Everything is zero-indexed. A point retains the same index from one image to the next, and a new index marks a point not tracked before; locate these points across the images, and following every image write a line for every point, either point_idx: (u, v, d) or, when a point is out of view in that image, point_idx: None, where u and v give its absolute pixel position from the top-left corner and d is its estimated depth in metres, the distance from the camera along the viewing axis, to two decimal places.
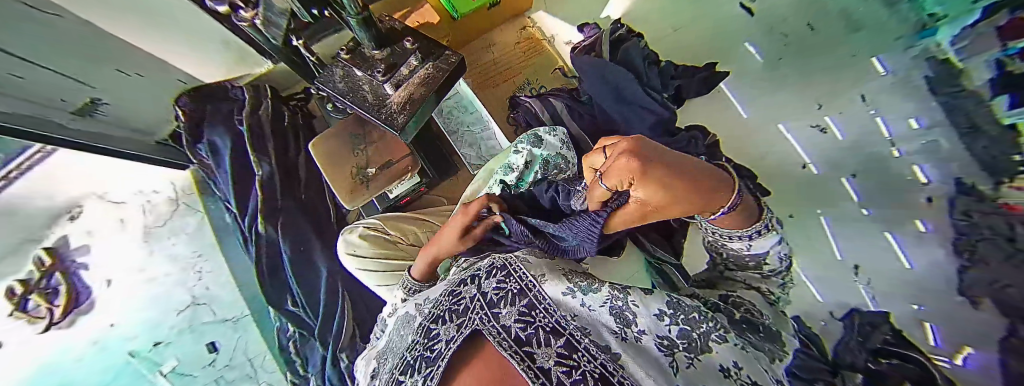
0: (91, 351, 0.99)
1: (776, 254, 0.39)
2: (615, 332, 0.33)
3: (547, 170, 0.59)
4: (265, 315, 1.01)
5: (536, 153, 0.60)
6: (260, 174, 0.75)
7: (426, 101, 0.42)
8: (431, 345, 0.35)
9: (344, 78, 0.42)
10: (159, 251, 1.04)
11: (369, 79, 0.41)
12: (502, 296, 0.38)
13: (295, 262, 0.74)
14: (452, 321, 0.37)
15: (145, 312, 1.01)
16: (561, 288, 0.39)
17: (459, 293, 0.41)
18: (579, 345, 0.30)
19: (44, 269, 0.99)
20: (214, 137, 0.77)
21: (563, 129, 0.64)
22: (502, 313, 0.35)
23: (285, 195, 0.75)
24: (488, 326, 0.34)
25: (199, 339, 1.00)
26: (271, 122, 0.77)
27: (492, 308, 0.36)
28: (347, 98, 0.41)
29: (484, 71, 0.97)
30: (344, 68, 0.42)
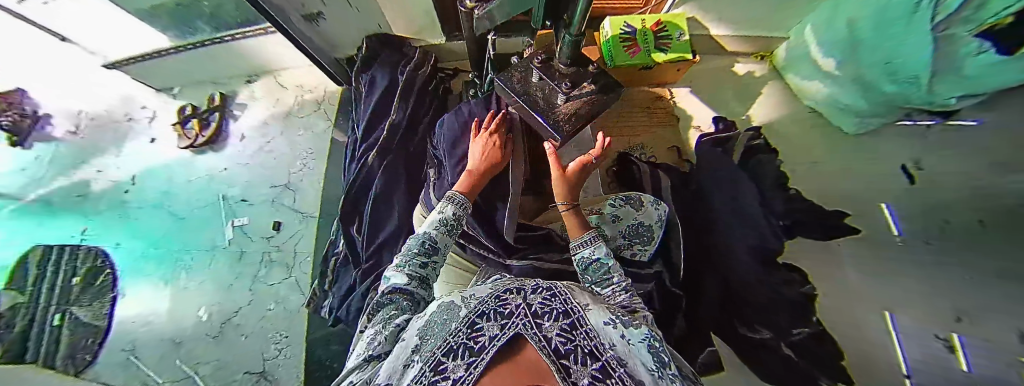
0: (203, 183, 1.22)
1: (621, 273, 0.50)
2: (650, 370, 0.29)
3: (630, 236, 0.63)
4: (327, 225, 1.15)
5: (631, 213, 0.64)
6: (392, 117, 0.88)
7: (581, 118, 0.61)
8: (475, 332, 0.30)
9: (522, 81, 0.65)
10: (284, 135, 1.27)
11: (544, 88, 0.62)
12: (546, 312, 0.31)
13: (376, 199, 0.82)
14: (495, 319, 0.30)
15: (251, 173, 1.23)
16: (598, 318, 0.33)
17: (501, 296, 0.34)
18: (614, 371, 0.27)
19: (211, 107, 1.28)
20: (376, 75, 0.94)
21: (665, 207, 0.65)
22: (545, 323, 0.29)
23: (402, 140, 0.87)
24: (535, 335, 0.28)
25: (273, 214, 1.17)
26: (422, 83, 0.93)
27: (536, 317, 0.30)
28: (520, 98, 0.62)
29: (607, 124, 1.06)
30: (525, 75, 0.65)
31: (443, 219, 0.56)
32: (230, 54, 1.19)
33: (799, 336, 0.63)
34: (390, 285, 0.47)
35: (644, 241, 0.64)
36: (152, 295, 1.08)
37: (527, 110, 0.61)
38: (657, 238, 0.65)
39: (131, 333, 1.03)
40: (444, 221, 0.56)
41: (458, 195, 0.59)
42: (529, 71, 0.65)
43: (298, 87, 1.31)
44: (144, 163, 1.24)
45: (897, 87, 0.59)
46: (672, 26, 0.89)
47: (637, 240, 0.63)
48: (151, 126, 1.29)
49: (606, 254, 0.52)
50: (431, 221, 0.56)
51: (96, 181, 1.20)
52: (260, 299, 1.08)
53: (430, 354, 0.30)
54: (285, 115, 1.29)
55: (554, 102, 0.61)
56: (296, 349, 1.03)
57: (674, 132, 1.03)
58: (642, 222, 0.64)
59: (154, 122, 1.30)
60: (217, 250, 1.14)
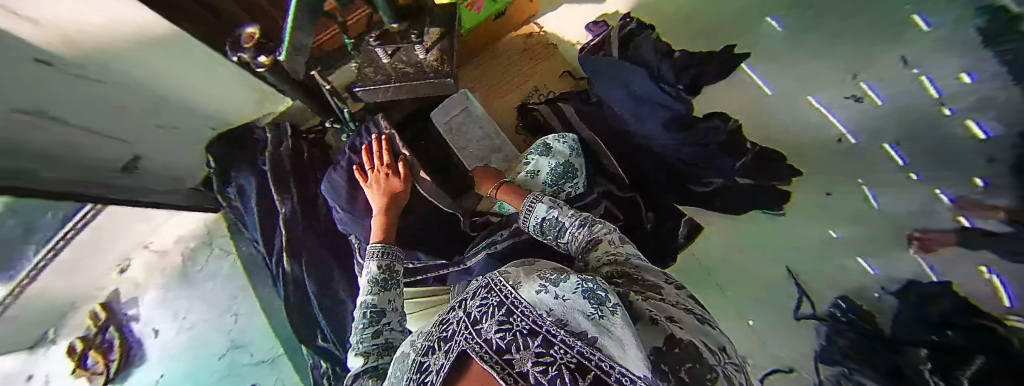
0: None
1: (568, 218, 0.50)
2: (590, 315, 0.25)
3: (558, 179, 0.62)
4: (298, 354, 1.02)
5: (544, 160, 0.63)
6: (282, 211, 0.78)
7: (450, 52, 0.61)
8: (422, 376, 0.27)
9: (379, 72, 0.59)
10: (196, 297, 1.08)
11: (402, 55, 0.58)
12: (482, 312, 0.28)
13: (320, 300, 0.74)
14: (439, 349, 0.28)
15: (186, 359, 1.04)
16: (534, 286, 0.28)
17: (445, 320, 0.31)
18: (556, 338, 0.23)
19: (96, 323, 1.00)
20: (241, 182, 0.82)
21: (571, 136, 0.66)
22: (481, 325, 0.26)
23: (307, 228, 0.78)
24: (471, 349, 0.25)
25: (237, 382, 1.02)
26: (292, 160, 0.81)
27: (474, 324, 0.27)
28: (394, 82, 0.59)
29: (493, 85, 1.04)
30: (371, 65, 0.59)
31: (371, 275, 0.50)
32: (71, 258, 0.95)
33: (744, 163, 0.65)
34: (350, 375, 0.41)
35: (571, 181, 0.63)
36: None
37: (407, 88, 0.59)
38: (580, 169, 0.65)
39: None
40: (375, 278, 0.49)
41: (380, 246, 0.54)
42: (373, 57, 0.59)
43: (173, 242, 1.10)
44: None
45: None
46: None
47: (563, 182, 0.62)
48: None
49: (550, 209, 0.52)
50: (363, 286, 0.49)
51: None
52: None
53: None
54: (182, 278, 1.09)
55: (418, 58, 0.58)
56: None
57: (558, 59, 1.03)
58: (559, 162, 0.63)
59: None
60: None
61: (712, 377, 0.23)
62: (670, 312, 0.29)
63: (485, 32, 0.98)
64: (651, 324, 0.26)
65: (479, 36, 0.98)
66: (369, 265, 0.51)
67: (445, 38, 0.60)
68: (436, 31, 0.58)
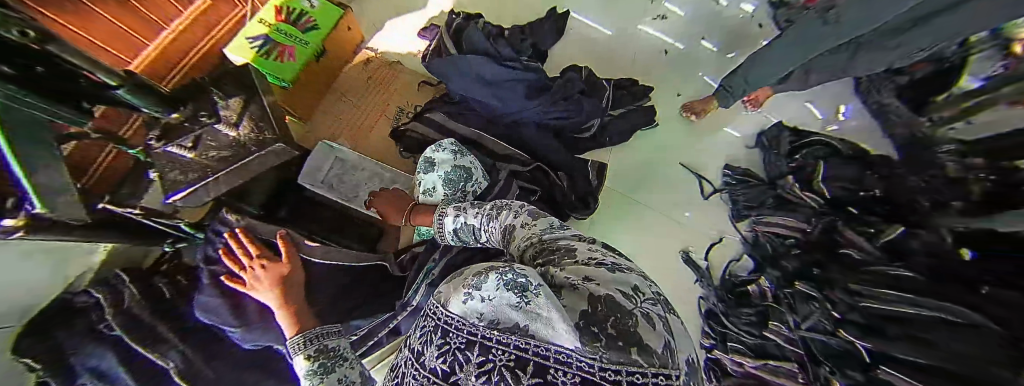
0: None
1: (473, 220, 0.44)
2: (519, 304, 0.19)
3: (452, 186, 0.64)
4: None
5: (426, 177, 0.65)
6: (173, 368, 0.58)
7: (263, 116, 0.63)
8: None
9: (182, 171, 0.58)
10: None
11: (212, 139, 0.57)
12: (427, 345, 0.22)
13: None
14: None
15: None
16: (461, 294, 0.22)
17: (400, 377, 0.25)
18: (493, 349, 0.18)
19: None
20: (92, 364, 0.54)
21: (447, 140, 0.69)
22: (426, 359, 0.21)
23: (217, 365, 0.63)
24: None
25: None
26: (148, 305, 0.62)
27: (421, 360, 0.22)
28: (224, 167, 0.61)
29: (351, 124, 0.93)
30: (174, 169, 0.56)
31: (308, 369, 0.44)
32: None
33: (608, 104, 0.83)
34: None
35: (469, 180, 0.66)
36: None
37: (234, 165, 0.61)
38: (473, 166, 0.67)
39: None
40: (311, 369, 0.44)
41: (300, 337, 0.48)
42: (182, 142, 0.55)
43: None
44: None
45: None
46: (294, 5, 0.78)
47: (459, 186, 0.64)
48: None
49: (456, 217, 0.47)
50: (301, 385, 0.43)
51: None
52: None
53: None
54: None
55: (229, 137, 0.58)
56: None
57: (407, 74, 0.97)
58: (444, 171, 0.64)
59: None
60: None
61: (632, 324, 0.18)
62: (586, 270, 0.23)
63: (311, 76, 0.87)
64: (573, 289, 0.21)
65: (306, 83, 0.86)
66: (296, 362, 0.45)
67: (252, 104, 0.60)
68: (236, 101, 0.58)
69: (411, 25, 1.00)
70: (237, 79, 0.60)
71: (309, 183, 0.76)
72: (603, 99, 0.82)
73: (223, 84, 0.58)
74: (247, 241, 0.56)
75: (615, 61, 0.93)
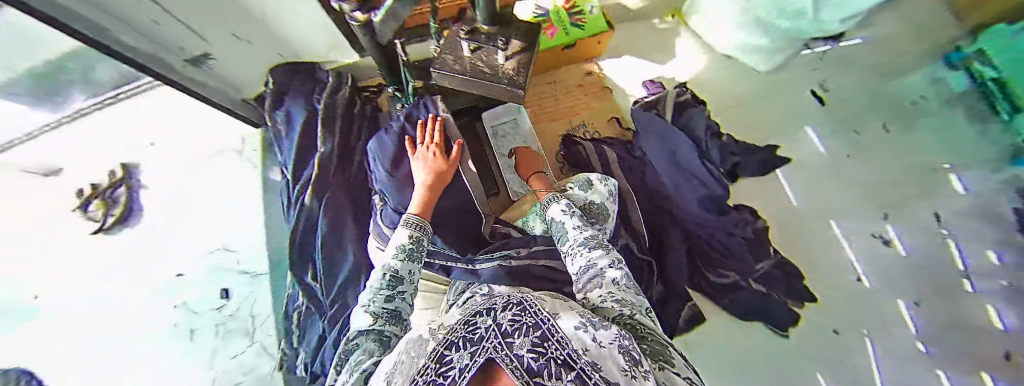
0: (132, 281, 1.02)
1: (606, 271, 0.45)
2: (624, 370, 0.25)
3: (586, 217, 0.63)
4: (283, 278, 1.01)
5: (579, 194, 0.65)
6: (321, 150, 0.82)
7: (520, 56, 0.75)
8: (442, 367, 0.25)
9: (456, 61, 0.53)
10: (215, 183, 1.11)
11: (481, 55, 0.52)
12: (516, 327, 0.27)
13: (323, 239, 0.76)
14: (465, 347, 0.26)
15: (176, 248, 1.05)
16: (570, 319, 0.31)
17: (469, 320, 0.30)
18: (590, 380, 0.21)
19: (115, 180, 1.09)
20: (291, 107, 0.87)
21: (613, 183, 0.69)
22: (515, 339, 0.25)
23: (338, 171, 0.81)
24: (505, 358, 0.22)
25: (217, 282, 1.02)
26: (344, 108, 0.87)
27: (505, 337, 0.25)
28: (468, 76, 0.53)
29: (544, 104, 1.06)
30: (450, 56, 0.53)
31: (401, 246, 0.51)
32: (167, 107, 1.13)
33: (764, 270, 0.76)
34: (357, 328, 0.43)
35: (602, 221, 0.64)
36: None
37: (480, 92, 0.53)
38: (612, 214, 0.66)
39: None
40: (403, 247, 0.51)
41: (415, 217, 0.54)
42: (457, 47, 0.54)
43: (210, 142, 1.13)
44: (53, 265, 1.04)
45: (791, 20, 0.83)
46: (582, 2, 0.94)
47: (591, 220, 0.63)
48: (47, 218, 1.07)
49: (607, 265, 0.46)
50: (389, 251, 0.51)
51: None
52: (224, 377, 0.93)
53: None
54: (204, 160, 1.12)
55: (496, 61, 0.51)
56: None
57: (609, 104, 1.06)
58: (596, 201, 0.65)
59: (50, 213, 1.08)
60: (163, 331, 0.98)
61: None
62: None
63: (547, 57, 1.01)
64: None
65: (541, 61, 1.02)
66: (398, 231, 0.52)
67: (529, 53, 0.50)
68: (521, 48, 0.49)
69: (641, 74, 1.07)
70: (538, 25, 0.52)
71: (484, 122, 0.80)
72: (761, 263, 0.77)
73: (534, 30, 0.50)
74: (433, 129, 0.63)
75: (796, 241, 0.84)
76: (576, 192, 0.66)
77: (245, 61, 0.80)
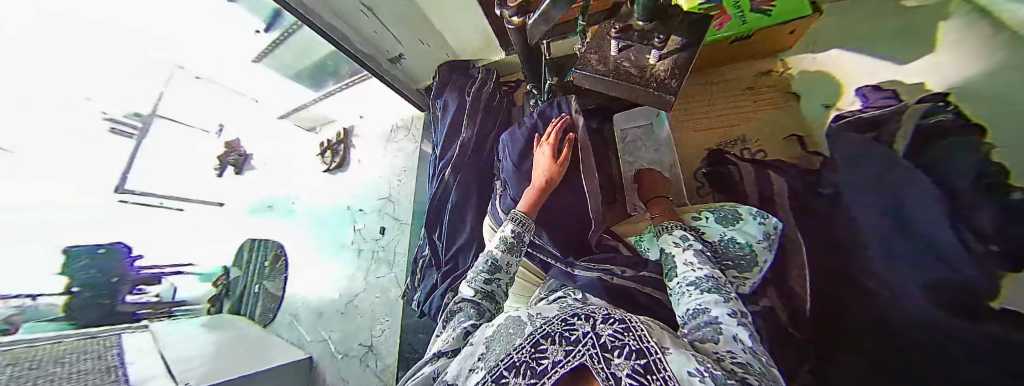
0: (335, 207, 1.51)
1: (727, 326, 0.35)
2: None
3: (717, 257, 0.52)
4: (417, 230, 1.27)
5: (716, 230, 0.55)
6: (465, 135, 0.97)
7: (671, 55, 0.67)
8: (538, 352, 0.28)
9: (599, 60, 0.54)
10: (389, 149, 1.49)
11: (630, 54, 0.52)
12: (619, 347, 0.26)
13: (452, 208, 0.91)
14: (562, 343, 0.28)
15: (361, 190, 1.48)
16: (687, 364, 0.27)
17: (570, 320, 0.31)
18: None
19: (341, 138, 1.62)
20: (447, 98, 1.05)
21: (774, 222, 0.55)
22: (615, 358, 0.25)
23: (472, 154, 0.95)
24: (602, 374, 0.24)
25: (378, 221, 1.37)
26: (488, 99, 1.00)
27: (604, 352, 0.26)
28: (609, 78, 0.51)
29: (696, 108, 0.99)
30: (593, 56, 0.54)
31: (505, 238, 0.56)
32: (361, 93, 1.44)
33: None
34: (460, 295, 0.52)
35: (742, 268, 0.52)
36: (312, 273, 1.43)
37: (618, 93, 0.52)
38: (760, 265, 0.52)
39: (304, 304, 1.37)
40: (506, 243, 0.55)
41: (521, 214, 0.58)
42: (604, 47, 0.54)
43: (392, 118, 1.52)
44: (303, 184, 1.66)
45: None
46: None
47: (722, 262, 0.52)
48: (306, 156, 1.71)
49: (727, 313, 0.37)
50: (494, 240, 0.57)
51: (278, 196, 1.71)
52: (370, 289, 1.25)
53: (493, 363, 0.29)
54: (387, 132, 1.52)
55: (646, 62, 0.50)
56: (393, 330, 1.13)
57: (790, 116, 0.88)
58: (733, 241, 0.54)
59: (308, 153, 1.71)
60: (344, 247, 1.40)
61: None
62: None
63: (720, 54, 0.92)
64: None
65: (709, 57, 0.93)
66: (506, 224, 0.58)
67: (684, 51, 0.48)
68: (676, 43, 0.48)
69: (861, 72, 0.82)
70: (701, 21, 0.48)
71: (618, 125, 0.81)
72: None
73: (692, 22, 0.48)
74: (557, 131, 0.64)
75: None
76: (709, 225, 0.56)
77: (423, 58, 1.03)
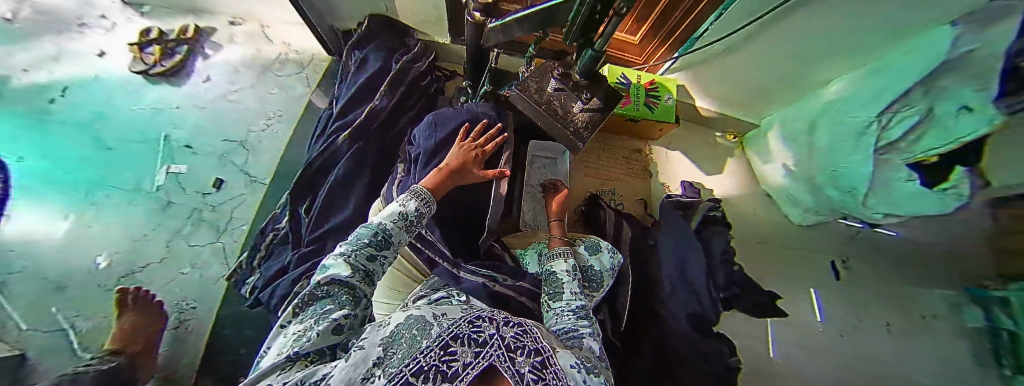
0: (141, 129, 1.04)
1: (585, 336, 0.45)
2: None
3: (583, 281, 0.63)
4: (279, 194, 1.03)
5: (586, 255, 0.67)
6: (376, 102, 0.85)
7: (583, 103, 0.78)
8: (447, 355, 0.27)
9: (537, 89, 0.58)
10: (263, 81, 1.16)
11: (561, 97, 0.58)
12: (520, 347, 0.29)
13: (336, 181, 0.77)
14: (470, 345, 0.28)
15: (201, 119, 1.09)
16: (567, 358, 0.33)
17: (474, 321, 0.31)
18: None
19: (184, 37, 1.15)
20: (368, 55, 0.91)
21: (618, 258, 0.69)
22: (520, 357, 0.28)
23: (379, 128, 0.84)
24: (510, 370, 0.26)
25: (219, 167, 1.03)
26: (416, 75, 0.92)
27: (510, 351, 0.28)
28: (541, 109, 0.58)
29: (589, 155, 1.15)
30: (533, 83, 0.59)
31: (403, 213, 0.51)
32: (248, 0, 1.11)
33: None
34: (328, 274, 0.42)
35: (595, 286, 0.63)
36: None
37: (543, 124, 0.58)
38: (605, 286, 0.65)
39: (18, 259, 0.79)
40: (394, 224, 0.50)
41: (424, 193, 0.55)
42: (545, 80, 0.59)
43: (281, 46, 1.20)
44: (76, 75, 1.06)
45: (837, 192, 0.82)
46: (663, 88, 1.00)
47: (586, 284, 0.63)
48: (102, 38, 1.13)
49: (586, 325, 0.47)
50: (386, 212, 0.52)
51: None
52: (174, 260, 0.90)
53: (394, 370, 0.27)
54: (266, 60, 1.18)
55: (570, 109, 0.57)
56: (206, 312, 0.87)
57: (644, 184, 1.16)
58: (595, 269, 0.65)
59: (109, 34, 1.14)
60: (141, 189, 0.96)
61: None
62: None
63: (616, 123, 1.11)
64: None
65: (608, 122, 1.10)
66: (407, 196, 0.53)
67: (598, 114, 0.56)
68: (594, 104, 0.56)
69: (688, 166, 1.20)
70: (616, 96, 0.55)
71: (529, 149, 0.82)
72: None
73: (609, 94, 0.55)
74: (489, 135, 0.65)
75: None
76: (582, 251, 0.68)
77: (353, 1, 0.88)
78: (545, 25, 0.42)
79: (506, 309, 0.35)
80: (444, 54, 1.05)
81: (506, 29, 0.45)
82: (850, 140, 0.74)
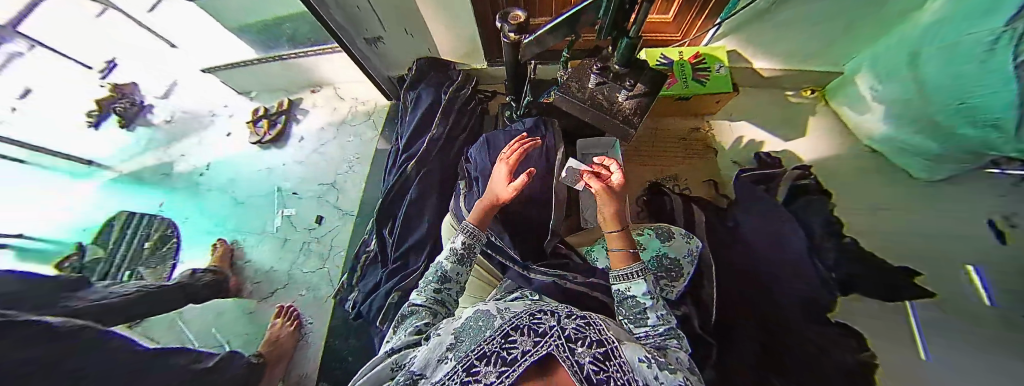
0: (261, 186, 1.31)
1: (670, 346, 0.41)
2: None
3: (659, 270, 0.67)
4: (363, 223, 1.19)
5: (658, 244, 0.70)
6: (434, 132, 0.96)
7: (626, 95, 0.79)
8: (508, 343, 0.29)
9: (580, 90, 0.61)
10: (341, 132, 1.39)
11: (605, 90, 0.59)
12: (580, 338, 0.30)
13: (410, 205, 0.88)
14: (530, 335, 0.30)
15: (300, 171, 1.33)
16: (633, 354, 0.32)
17: (536, 314, 0.33)
18: None
19: (282, 109, 1.44)
20: (422, 93, 1.04)
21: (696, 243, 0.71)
22: (580, 348, 0.28)
23: (439, 154, 0.94)
24: (569, 361, 0.27)
25: (316, 208, 1.24)
26: (463, 102, 1.02)
27: (569, 342, 0.29)
28: (586, 104, 0.59)
29: (642, 145, 1.12)
30: (574, 84, 0.61)
31: (453, 249, 0.56)
32: (323, 70, 1.36)
33: None
34: (411, 302, 0.50)
35: (672, 277, 0.67)
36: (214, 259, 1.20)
37: (591, 118, 0.58)
38: (686, 275, 0.68)
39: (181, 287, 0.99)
40: (455, 253, 0.55)
41: (470, 226, 0.58)
42: (584, 78, 0.62)
43: (352, 101, 1.43)
44: (218, 155, 1.40)
45: (970, 130, 0.66)
46: (710, 59, 0.95)
47: (662, 274, 0.67)
48: (229, 122, 1.48)
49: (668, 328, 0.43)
50: (444, 250, 0.57)
51: (181, 163, 1.38)
52: (293, 287, 1.10)
53: (463, 354, 0.31)
54: (341, 114, 1.42)
55: (616, 99, 0.58)
56: (319, 328, 1.02)
57: (709, 165, 1.07)
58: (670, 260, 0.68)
59: (233, 118, 1.49)
60: (265, 233, 1.21)
61: None
62: None
63: (667, 106, 1.08)
64: None
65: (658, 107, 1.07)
66: (456, 235, 0.57)
67: (645, 99, 0.57)
68: (641, 91, 0.57)
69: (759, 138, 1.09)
70: (660, 79, 0.58)
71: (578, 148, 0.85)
72: None
73: (653, 78, 0.58)
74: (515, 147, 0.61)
75: None
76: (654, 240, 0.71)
77: (404, 50, 1.02)
78: (575, 27, 0.46)
79: (569, 304, 0.36)
80: (484, 78, 1.14)
81: (540, 41, 0.49)
82: (973, 61, 0.60)
